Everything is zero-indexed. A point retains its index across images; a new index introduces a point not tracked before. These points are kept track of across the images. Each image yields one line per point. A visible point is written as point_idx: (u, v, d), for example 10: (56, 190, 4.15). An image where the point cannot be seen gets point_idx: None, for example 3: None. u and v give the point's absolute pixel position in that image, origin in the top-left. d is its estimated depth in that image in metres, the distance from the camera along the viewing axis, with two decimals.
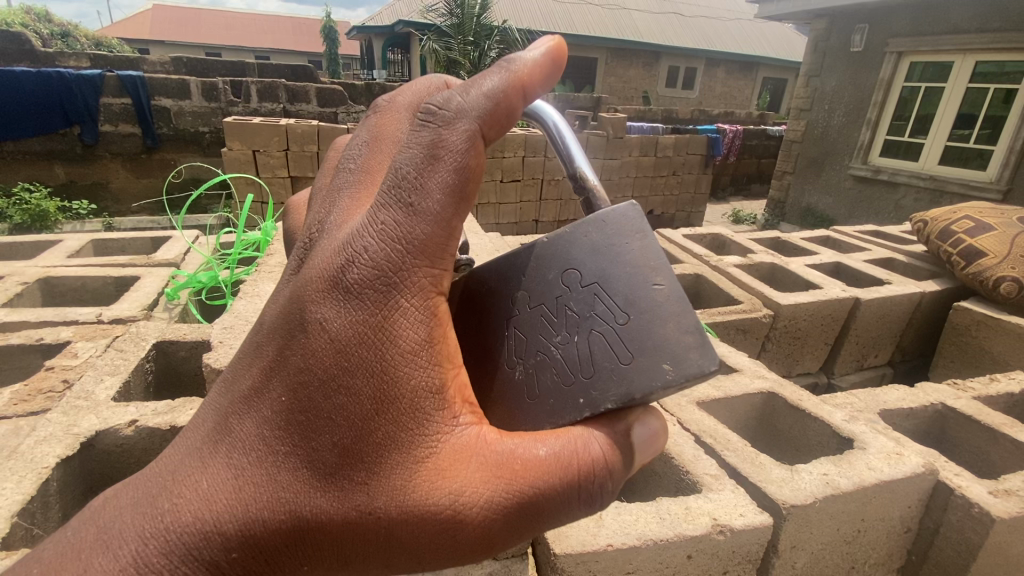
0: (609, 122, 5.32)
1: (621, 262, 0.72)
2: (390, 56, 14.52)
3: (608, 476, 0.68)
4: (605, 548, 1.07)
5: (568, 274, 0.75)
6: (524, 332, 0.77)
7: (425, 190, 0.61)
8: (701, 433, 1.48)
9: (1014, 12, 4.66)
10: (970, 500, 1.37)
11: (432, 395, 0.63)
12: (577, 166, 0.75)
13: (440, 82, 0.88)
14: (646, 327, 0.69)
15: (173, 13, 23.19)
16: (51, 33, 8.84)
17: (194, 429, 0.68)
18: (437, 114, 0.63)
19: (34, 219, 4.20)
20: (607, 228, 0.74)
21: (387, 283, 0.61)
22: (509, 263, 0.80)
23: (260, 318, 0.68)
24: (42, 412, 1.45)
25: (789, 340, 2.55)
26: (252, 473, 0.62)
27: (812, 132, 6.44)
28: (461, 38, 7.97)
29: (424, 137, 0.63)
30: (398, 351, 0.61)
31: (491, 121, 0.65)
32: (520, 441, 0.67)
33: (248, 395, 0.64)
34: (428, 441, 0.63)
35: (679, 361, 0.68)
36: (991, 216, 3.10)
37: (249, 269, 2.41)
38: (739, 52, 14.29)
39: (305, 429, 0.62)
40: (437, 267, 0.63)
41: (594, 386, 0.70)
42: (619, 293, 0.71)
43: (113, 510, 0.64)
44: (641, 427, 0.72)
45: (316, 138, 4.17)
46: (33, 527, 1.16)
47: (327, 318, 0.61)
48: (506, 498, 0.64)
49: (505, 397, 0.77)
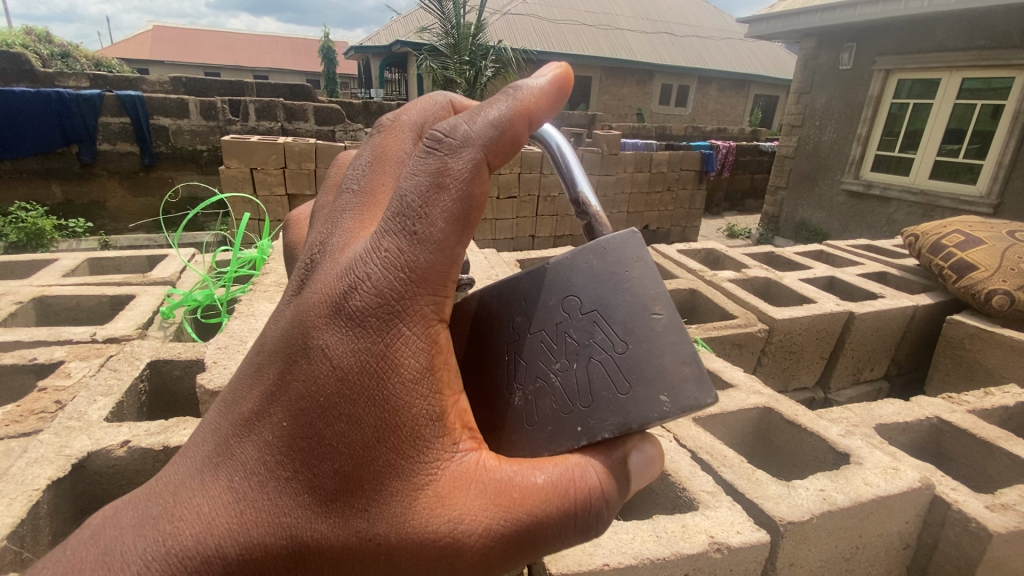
0: (604, 139, 5.39)
1: (621, 290, 0.73)
2: (387, 75, 14.72)
3: (605, 504, 0.69)
4: (602, 567, 1.06)
5: (568, 300, 0.75)
6: (523, 357, 0.77)
7: (429, 219, 0.62)
8: (698, 449, 1.48)
9: (998, 31, 4.76)
10: (968, 515, 1.36)
11: (433, 423, 0.64)
12: (580, 190, 0.76)
13: (444, 103, 0.90)
14: (645, 357, 0.70)
15: (173, 33, 23.45)
16: (51, 54, 8.94)
17: (194, 450, 0.68)
18: (443, 142, 0.64)
19: (29, 238, 4.19)
20: (607, 257, 0.74)
21: (389, 310, 0.61)
22: (510, 288, 0.81)
23: (262, 340, 0.68)
24: (33, 434, 1.44)
25: (784, 355, 2.55)
26: (251, 498, 0.62)
27: (804, 148, 6.52)
28: (457, 58, 8.01)
29: (430, 165, 0.64)
30: (400, 380, 0.62)
31: (497, 150, 0.66)
32: (518, 467, 0.68)
33: (249, 419, 0.64)
34: (428, 467, 0.64)
35: (676, 392, 0.69)
36: (981, 230, 3.13)
37: (246, 287, 2.40)
38: (731, 70, 14.54)
39: (307, 455, 0.61)
40: (438, 295, 0.63)
41: (592, 415, 0.71)
42: (618, 321, 0.72)
43: (114, 530, 0.63)
44: (637, 454, 0.72)
45: (313, 156, 4.20)
46: (22, 551, 1.15)
47: (329, 344, 0.61)
48: (504, 525, 0.65)
49: (505, 422, 0.77)
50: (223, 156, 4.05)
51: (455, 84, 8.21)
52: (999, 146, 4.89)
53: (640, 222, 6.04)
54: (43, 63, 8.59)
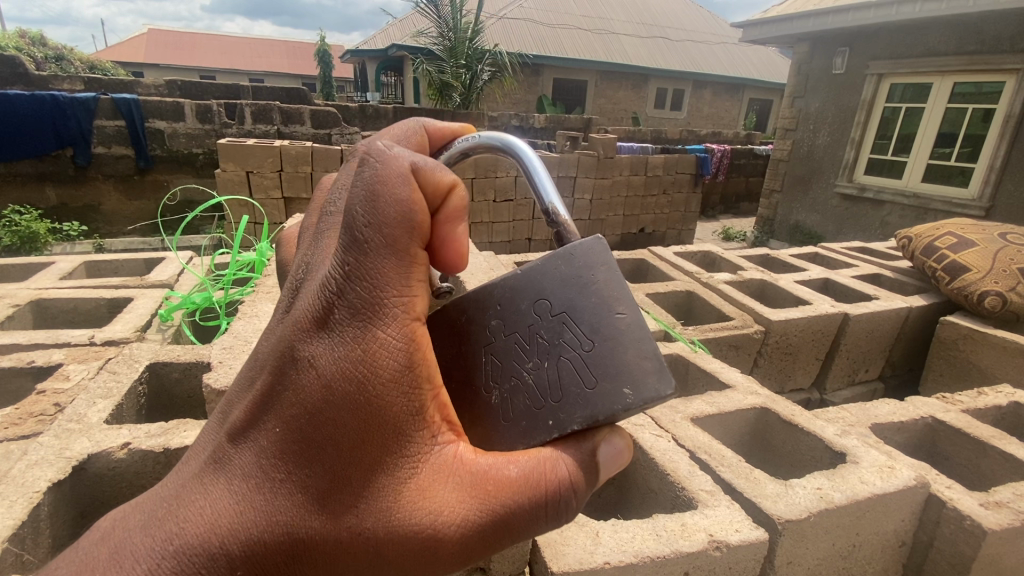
0: (599, 142, 5.42)
1: (588, 293, 0.74)
2: (384, 80, 14.71)
3: (573, 494, 0.70)
4: (603, 565, 1.08)
5: (539, 304, 0.76)
6: (498, 358, 0.77)
7: (383, 224, 0.61)
8: (695, 449, 1.49)
9: (988, 36, 4.84)
10: (962, 513, 1.38)
11: (413, 418, 0.64)
12: (549, 200, 0.77)
13: (417, 124, 0.85)
14: (610, 355, 0.72)
15: (169, 37, 23.42)
16: (46, 57, 8.90)
17: (195, 457, 0.68)
18: (376, 154, 0.63)
19: (24, 241, 4.17)
20: (574, 262, 0.76)
21: (364, 316, 0.61)
22: (487, 292, 0.80)
23: (254, 351, 0.68)
24: (33, 437, 1.43)
25: (780, 356, 2.57)
26: (249, 500, 0.62)
27: (798, 151, 6.58)
28: (453, 62, 8.07)
29: (367, 172, 0.62)
30: (380, 381, 0.62)
31: (422, 176, 0.64)
32: (493, 460, 0.70)
33: (242, 426, 0.64)
34: (411, 462, 0.65)
35: (638, 385, 0.71)
36: (973, 232, 3.17)
37: (244, 289, 2.39)
38: (725, 74, 14.64)
39: (300, 456, 0.62)
40: (409, 295, 0.63)
41: (562, 409, 0.73)
42: (586, 321, 0.74)
43: (122, 532, 0.63)
44: (606, 446, 0.74)
45: (309, 159, 4.21)
46: (23, 553, 1.15)
47: (314, 355, 0.61)
48: (481, 515, 0.67)
49: (481, 419, 0.78)
50: (219, 159, 4.04)
51: (451, 89, 8.24)
52: (990, 150, 4.95)
53: (636, 225, 6.07)
54: (38, 67, 8.54)
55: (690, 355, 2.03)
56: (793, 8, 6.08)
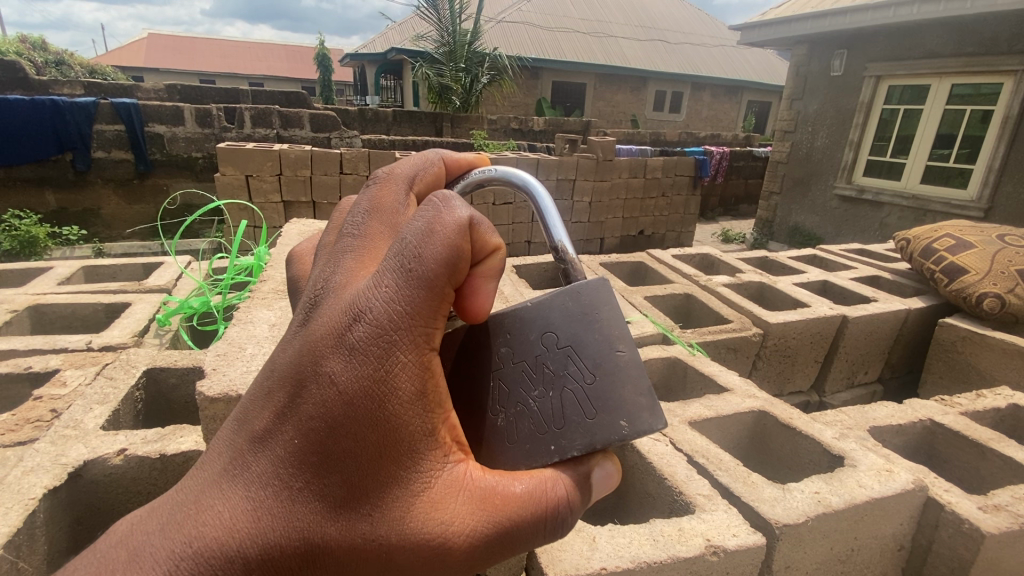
0: (598, 145, 5.44)
1: (592, 328, 0.74)
2: (383, 83, 14.70)
3: (570, 512, 0.71)
4: (600, 571, 1.07)
5: (545, 336, 0.76)
6: (505, 382, 0.77)
7: (419, 258, 0.62)
8: (693, 453, 1.48)
9: (985, 37, 4.85)
10: (961, 517, 1.38)
11: (427, 437, 0.64)
12: (558, 238, 0.77)
13: (436, 160, 0.85)
14: (611, 389, 0.72)
15: (169, 44, 23.55)
16: (45, 62, 8.93)
17: (210, 463, 0.66)
18: (434, 199, 0.65)
19: (23, 246, 4.16)
20: (579, 299, 0.75)
21: (388, 340, 0.60)
22: (496, 317, 0.79)
23: (272, 363, 0.67)
24: (29, 442, 1.43)
25: (779, 358, 2.57)
26: (269, 506, 0.62)
27: (796, 154, 6.59)
28: (452, 65, 8.12)
29: (422, 213, 0.64)
30: (400, 401, 0.62)
31: (480, 229, 0.66)
32: (499, 477, 0.70)
33: (262, 435, 0.63)
34: (423, 476, 0.65)
35: (634, 417, 0.71)
36: (971, 234, 3.17)
37: (242, 293, 2.38)
38: (724, 76, 14.68)
39: (320, 467, 0.62)
40: (431, 325, 0.63)
41: (564, 435, 0.72)
42: (589, 355, 0.73)
43: (142, 534, 0.61)
44: (599, 471, 0.74)
45: (309, 163, 4.22)
46: (17, 561, 1.14)
47: (336, 373, 0.60)
48: (487, 528, 0.66)
49: (485, 441, 0.77)
50: (218, 163, 4.03)
51: (450, 92, 8.29)
52: (988, 151, 4.95)
53: (635, 227, 6.06)
54: (37, 71, 8.54)
55: (688, 359, 2.02)
56: (791, 9, 6.09)
